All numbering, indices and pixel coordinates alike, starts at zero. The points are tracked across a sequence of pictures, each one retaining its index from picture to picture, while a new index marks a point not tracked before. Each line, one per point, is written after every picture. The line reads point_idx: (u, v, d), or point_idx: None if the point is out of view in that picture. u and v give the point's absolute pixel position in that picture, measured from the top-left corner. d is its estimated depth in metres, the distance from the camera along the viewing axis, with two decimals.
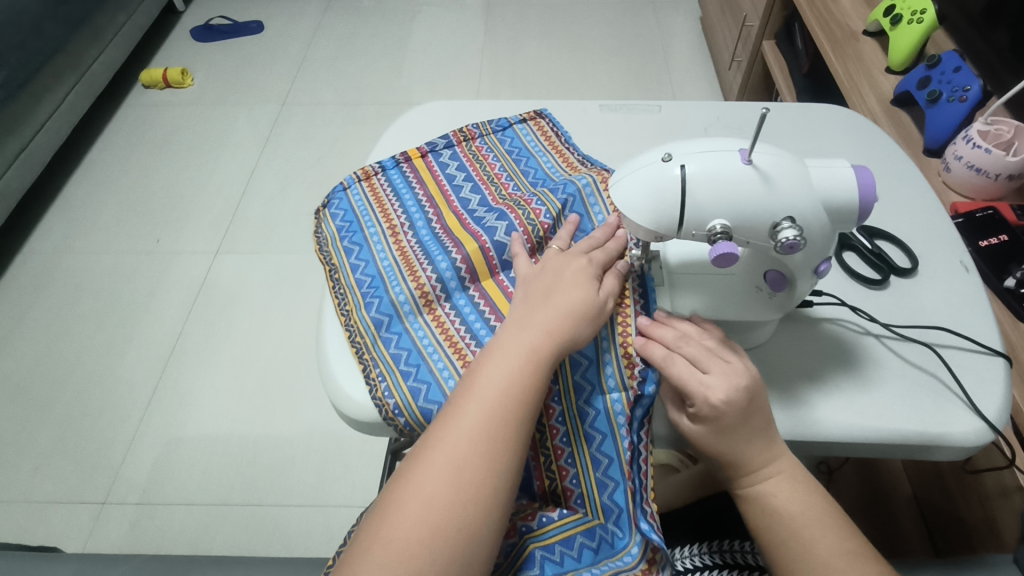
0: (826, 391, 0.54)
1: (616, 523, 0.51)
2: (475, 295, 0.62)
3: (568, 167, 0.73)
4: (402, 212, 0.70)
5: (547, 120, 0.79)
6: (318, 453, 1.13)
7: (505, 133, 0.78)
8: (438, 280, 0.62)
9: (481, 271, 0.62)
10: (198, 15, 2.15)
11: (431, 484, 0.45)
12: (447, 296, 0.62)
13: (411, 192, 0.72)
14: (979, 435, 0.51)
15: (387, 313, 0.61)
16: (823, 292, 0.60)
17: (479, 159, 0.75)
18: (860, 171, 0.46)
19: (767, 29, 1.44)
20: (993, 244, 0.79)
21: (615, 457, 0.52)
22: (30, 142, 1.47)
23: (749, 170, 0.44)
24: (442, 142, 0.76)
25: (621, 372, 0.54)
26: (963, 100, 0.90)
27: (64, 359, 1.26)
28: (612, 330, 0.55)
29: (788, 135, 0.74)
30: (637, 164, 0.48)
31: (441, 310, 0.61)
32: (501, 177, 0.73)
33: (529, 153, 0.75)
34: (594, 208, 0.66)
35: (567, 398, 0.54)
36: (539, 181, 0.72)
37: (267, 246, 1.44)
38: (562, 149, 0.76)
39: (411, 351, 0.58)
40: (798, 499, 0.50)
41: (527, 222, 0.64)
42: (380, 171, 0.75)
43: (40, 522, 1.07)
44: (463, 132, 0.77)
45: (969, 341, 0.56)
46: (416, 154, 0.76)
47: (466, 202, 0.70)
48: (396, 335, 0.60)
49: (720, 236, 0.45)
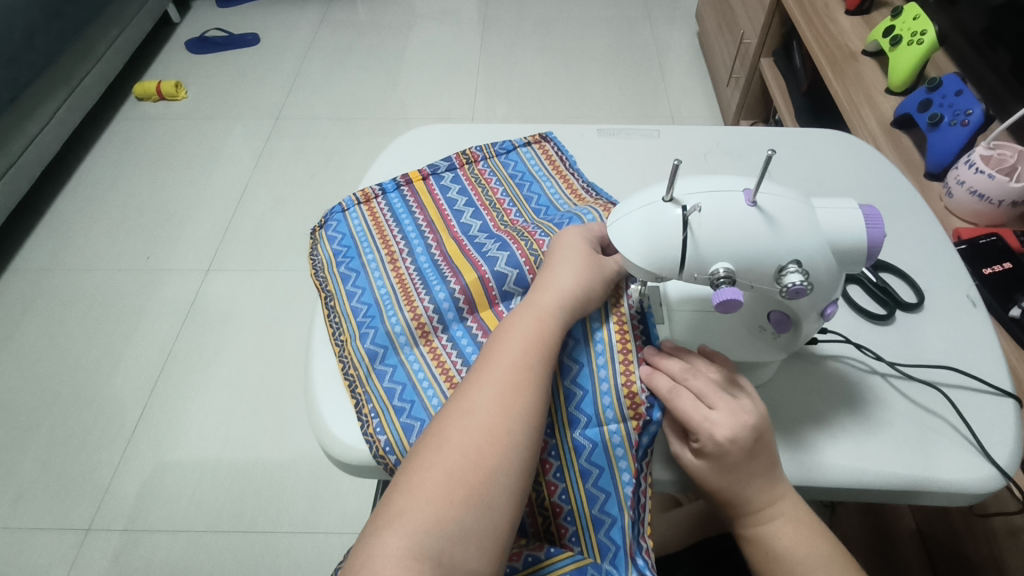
0: (832, 434, 0.52)
1: (612, 561, 0.49)
2: (472, 325, 0.60)
3: (576, 198, 0.71)
4: (402, 239, 0.68)
5: (553, 144, 0.77)
6: (308, 479, 1.11)
7: (509, 156, 0.77)
8: (435, 310, 0.60)
9: (480, 301, 0.60)
10: (194, 27, 2.14)
11: (449, 429, 0.46)
12: (444, 327, 0.60)
13: (411, 217, 0.70)
14: (987, 483, 0.49)
15: (382, 344, 0.59)
16: (827, 329, 0.59)
17: (483, 184, 0.73)
18: (868, 212, 0.44)
19: (765, 46, 1.43)
20: (997, 272, 0.78)
21: (612, 492, 0.50)
22: (20, 157, 1.44)
23: (754, 211, 0.43)
24: (444, 165, 0.75)
25: (620, 404, 0.51)
26: (965, 124, 0.88)
27: (50, 379, 1.24)
28: (612, 355, 0.53)
29: (790, 162, 0.73)
30: (637, 204, 0.46)
31: (437, 341, 0.59)
32: (504, 203, 0.71)
33: (533, 178, 0.74)
34: None
35: (561, 430, 0.51)
36: (542, 209, 0.70)
37: (260, 264, 1.42)
38: (567, 174, 0.74)
39: (404, 385, 0.56)
40: (801, 541, 0.47)
41: (530, 252, 0.62)
42: (381, 194, 0.73)
43: (22, 550, 1.04)
44: (466, 154, 0.76)
45: (978, 381, 0.55)
46: (417, 177, 0.74)
47: (467, 227, 0.68)
48: (391, 367, 0.58)
49: (723, 281, 0.43)
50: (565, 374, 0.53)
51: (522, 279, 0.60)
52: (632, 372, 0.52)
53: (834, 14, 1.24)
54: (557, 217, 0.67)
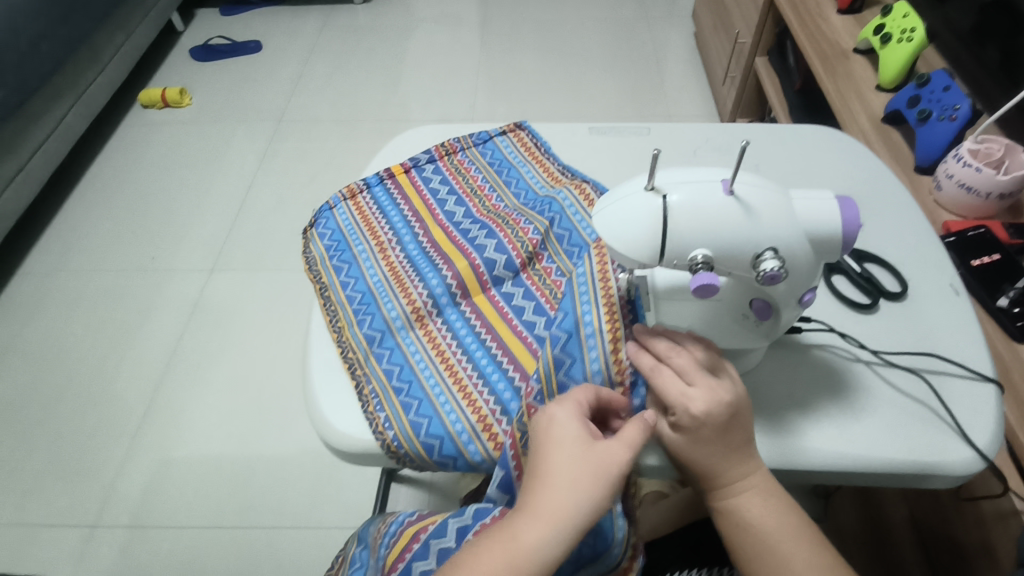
0: (815, 419, 0.54)
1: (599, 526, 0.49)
2: (467, 310, 0.61)
3: (552, 180, 0.73)
4: (389, 231, 0.70)
5: (527, 132, 0.80)
6: (311, 473, 1.12)
7: (486, 145, 0.79)
8: (429, 296, 0.62)
9: (472, 286, 0.62)
10: (197, 35, 2.17)
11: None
12: (439, 311, 0.62)
13: (397, 209, 0.72)
14: (968, 464, 0.50)
15: (379, 329, 0.61)
16: (811, 318, 0.60)
17: (462, 172, 0.76)
18: (845, 204, 0.46)
19: (759, 46, 1.45)
20: (985, 264, 0.79)
21: None
22: (27, 162, 1.47)
23: (731, 200, 0.45)
24: (424, 157, 0.77)
25: (607, 368, 0.53)
26: (953, 119, 0.89)
27: (57, 380, 1.26)
28: (601, 330, 0.53)
29: (777, 157, 0.74)
30: (620, 194, 0.48)
31: (432, 325, 0.61)
32: (484, 189, 0.74)
33: (511, 165, 0.76)
34: (580, 222, 0.65)
35: (550, 396, 0.53)
36: (522, 192, 0.73)
37: (262, 265, 1.44)
38: (543, 159, 0.77)
39: (402, 366, 0.58)
40: (773, 516, 0.48)
41: (516, 240, 0.64)
42: (365, 189, 0.75)
43: (31, 547, 1.06)
44: (444, 146, 0.78)
45: (960, 368, 0.56)
46: (399, 170, 0.76)
47: (451, 215, 0.71)
48: (389, 350, 0.60)
49: (701, 266, 0.45)
50: (554, 343, 0.53)
51: (511, 263, 0.63)
52: (620, 352, 0.53)
53: (825, 13, 1.25)
54: (538, 203, 0.70)
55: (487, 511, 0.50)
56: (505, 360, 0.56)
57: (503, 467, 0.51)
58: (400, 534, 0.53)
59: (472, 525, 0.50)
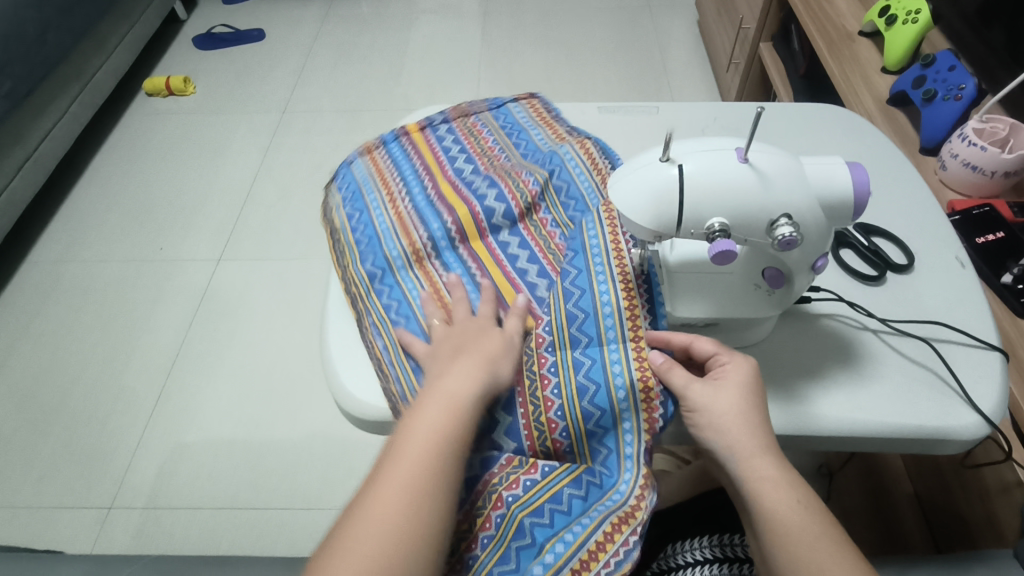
0: (825, 387, 0.55)
1: (604, 464, 0.54)
2: (464, 254, 0.65)
3: (558, 138, 0.76)
4: (399, 181, 0.72)
5: (541, 101, 0.82)
6: (322, 456, 1.14)
7: (499, 109, 0.81)
8: (429, 238, 0.65)
9: (470, 232, 0.65)
10: (200, 24, 2.16)
11: (385, 490, 0.47)
12: (437, 253, 0.65)
13: (408, 163, 0.74)
14: (975, 429, 0.51)
15: (380, 267, 0.64)
16: (820, 288, 0.61)
17: (472, 132, 0.77)
18: (855, 168, 0.47)
19: (764, 31, 1.45)
20: (990, 241, 0.80)
21: (606, 409, 0.52)
22: (35, 151, 1.48)
23: (746, 168, 0.45)
24: (438, 117, 0.79)
25: (621, 325, 0.54)
26: (958, 98, 0.91)
27: (69, 365, 1.27)
28: (613, 280, 0.55)
29: (785, 136, 0.75)
30: (636, 165, 0.48)
31: (431, 266, 0.64)
32: (494, 148, 0.75)
33: (522, 127, 0.78)
34: (581, 177, 0.68)
35: (565, 372, 0.54)
36: (530, 152, 0.75)
37: (269, 252, 1.45)
38: (553, 123, 0.79)
39: (400, 302, 0.62)
40: (780, 464, 0.49)
41: (517, 190, 0.67)
42: (378, 144, 0.77)
43: (48, 528, 1.08)
44: (459, 107, 0.80)
45: (966, 335, 0.57)
46: (415, 127, 0.78)
47: (461, 169, 0.72)
48: (388, 287, 0.63)
49: (718, 234, 0.46)
50: (568, 299, 0.55)
51: (510, 213, 0.66)
52: (638, 318, 0.54)
53: None
54: (542, 158, 0.73)
55: (492, 461, 0.54)
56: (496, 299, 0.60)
57: (511, 414, 0.55)
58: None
59: (479, 475, 0.54)
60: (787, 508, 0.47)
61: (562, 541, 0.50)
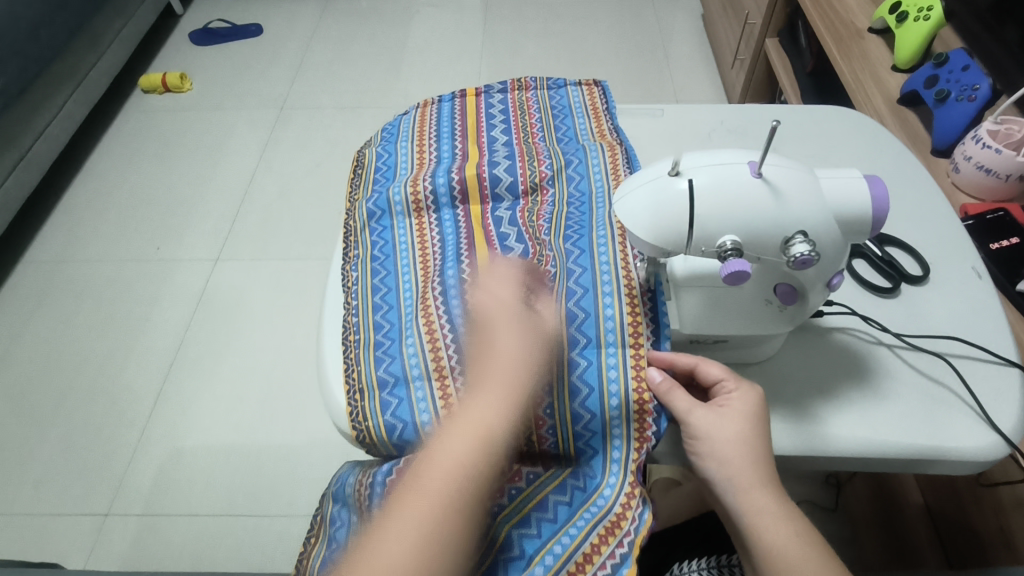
0: (838, 404, 0.53)
1: (590, 464, 0.54)
2: (459, 213, 0.71)
3: (598, 133, 0.76)
4: (434, 137, 0.79)
5: (601, 91, 0.82)
6: (321, 461, 1.12)
7: (558, 91, 0.83)
8: (432, 191, 0.71)
9: (472, 195, 0.71)
10: (197, 19, 2.13)
11: (398, 520, 0.44)
12: (436, 207, 0.71)
13: (450, 122, 0.80)
14: (991, 450, 0.50)
15: (381, 208, 0.73)
16: (833, 302, 0.59)
17: (523, 108, 0.80)
18: (873, 182, 0.45)
19: (770, 26, 1.42)
20: (1004, 247, 0.77)
21: (597, 412, 0.53)
22: (29, 150, 1.46)
23: (759, 183, 0.44)
24: (497, 87, 0.83)
25: (622, 330, 0.55)
26: (971, 100, 0.88)
27: (65, 368, 1.26)
28: (619, 296, 0.57)
29: (794, 139, 0.73)
30: (643, 179, 0.46)
31: (426, 218, 0.71)
32: (534, 128, 0.78)
33: (570, 113, 0.80)
34: (595, 170, 0.70)
35: (559, 369, 0.54)
36: (566, 138, 0.76)
37: (267, 253, 1.43)
38: (601, 116, 0.78)
39: (387, 243, 0.70)
40: (778, 498, 0.47)
41: (529, 168, 0.72)
42: (437, 102, 0.83)
43: (43, 535, 1.07)
44: (519, 82, 0.83)
45: (983, 351, 0.55)
46: (471, 93, 0.83)
47: (493, 140, 0.77)
48: (382, 228, 0.72)
49: (731, 253, 0.44)
50: (570, 297, 0.57)
51: (513, 187, 0.71)
52: (641, 335, 0.55)
53: None
54: (571, 148, 0.74)
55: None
56: (465, 250, 0.67)
57: None
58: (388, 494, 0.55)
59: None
60: (786, 540, 0.46)
61: (551, 553, 0.50)
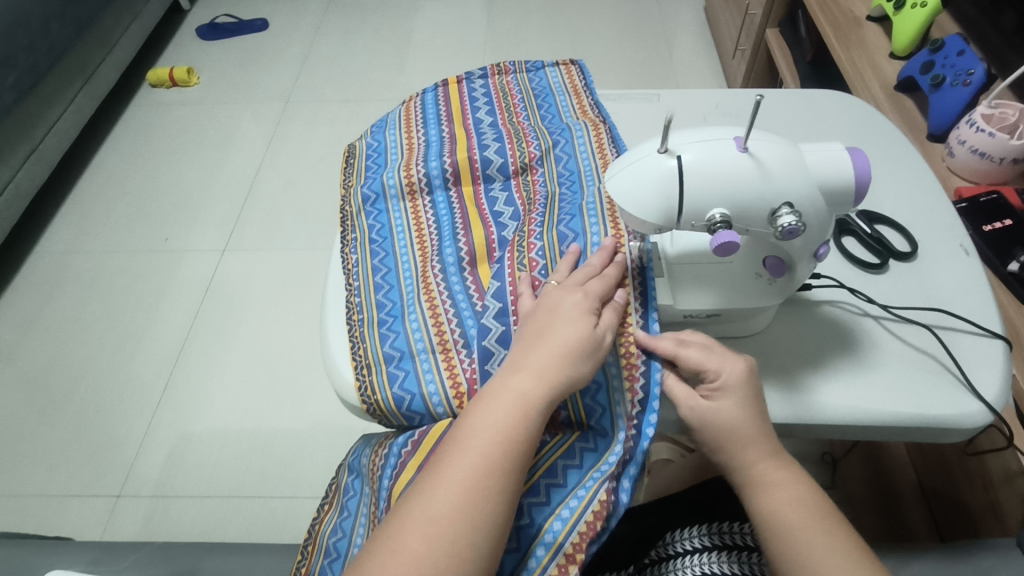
0: (825, 374, 0.55)
1: (599, 421, 0.55)
2: (453, 195, 0.73)
3: (579, 110, 0.78)
4: (421, 124, 0.80)
5: (578, 69, 0.85)
6: (326, 445, 1.15)
7: (537, 74, 0.85)
8: (425, 175, 0.73)
9: (464, 176, 0.73)
10: (203, 14, 2.16)
11: (413, 502, 0.44)
12: (430, 190, 0.73)
13: (435, 108, 0.81)
14: (977, 417, 0.51)
15: (375, 192, 0.75)
16: (821, 275, 0.61)
17: (505, 91, 0.82)
18: (855, 154, 0.47)
19: (771, 17, 1.42)
20: (997, 228, 0.78)
21: (602, 382, 0.55)
22: (40, 143, 1.49)
23: (746, 157, 0.45)
24: (477, 73, 0.85)
25: None
26: (967, 84, 0.89)
27: (76, 355, 1.29)
28: None
29: (788, 123, 0.74)
30: (634, 156, 0.48)
31: (421, 201, 0.73)
32: (517, 107, 0.80)
33: (551, 94, 0.82)
34: (580, 148, 0.72)
35: None
36: (549, 117, 0.78)
37: (273, 243, 1.46)
38: (581, 94, 0.81)
39: (384, 226, 0.72)
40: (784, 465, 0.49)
41: (518, 149, 0.73)
42: (421, 95, 0.84)
43: (58, 515, 1.10)
44: (498, 67, 0.86)
45: (969, 323, 0.57)
46: (453, 81, 0.84)
47: (479, 122, 0.78)
48: (378, 211, 0.74)
49: (720, 225, 0.46)
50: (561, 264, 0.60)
51: (504, 167, 0.73)
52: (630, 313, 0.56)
53: None
54: (556, 128, 0.76)
55: None
56: (461, 228, 0.69)
57: None
58: (402, 465, 0.57)
59: None
60: (787, 506, 0.48)
61: (559, 518, 0.51)
